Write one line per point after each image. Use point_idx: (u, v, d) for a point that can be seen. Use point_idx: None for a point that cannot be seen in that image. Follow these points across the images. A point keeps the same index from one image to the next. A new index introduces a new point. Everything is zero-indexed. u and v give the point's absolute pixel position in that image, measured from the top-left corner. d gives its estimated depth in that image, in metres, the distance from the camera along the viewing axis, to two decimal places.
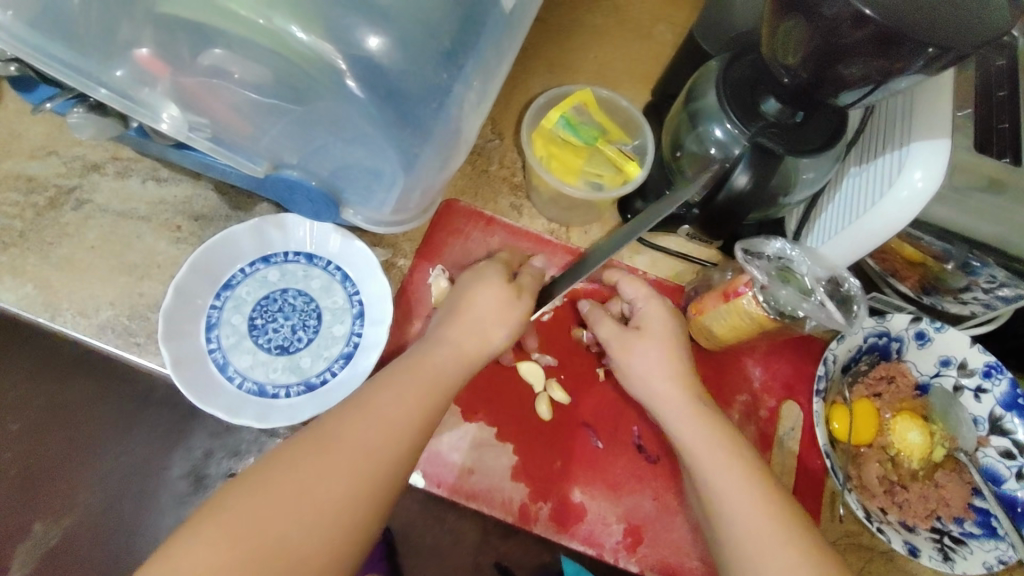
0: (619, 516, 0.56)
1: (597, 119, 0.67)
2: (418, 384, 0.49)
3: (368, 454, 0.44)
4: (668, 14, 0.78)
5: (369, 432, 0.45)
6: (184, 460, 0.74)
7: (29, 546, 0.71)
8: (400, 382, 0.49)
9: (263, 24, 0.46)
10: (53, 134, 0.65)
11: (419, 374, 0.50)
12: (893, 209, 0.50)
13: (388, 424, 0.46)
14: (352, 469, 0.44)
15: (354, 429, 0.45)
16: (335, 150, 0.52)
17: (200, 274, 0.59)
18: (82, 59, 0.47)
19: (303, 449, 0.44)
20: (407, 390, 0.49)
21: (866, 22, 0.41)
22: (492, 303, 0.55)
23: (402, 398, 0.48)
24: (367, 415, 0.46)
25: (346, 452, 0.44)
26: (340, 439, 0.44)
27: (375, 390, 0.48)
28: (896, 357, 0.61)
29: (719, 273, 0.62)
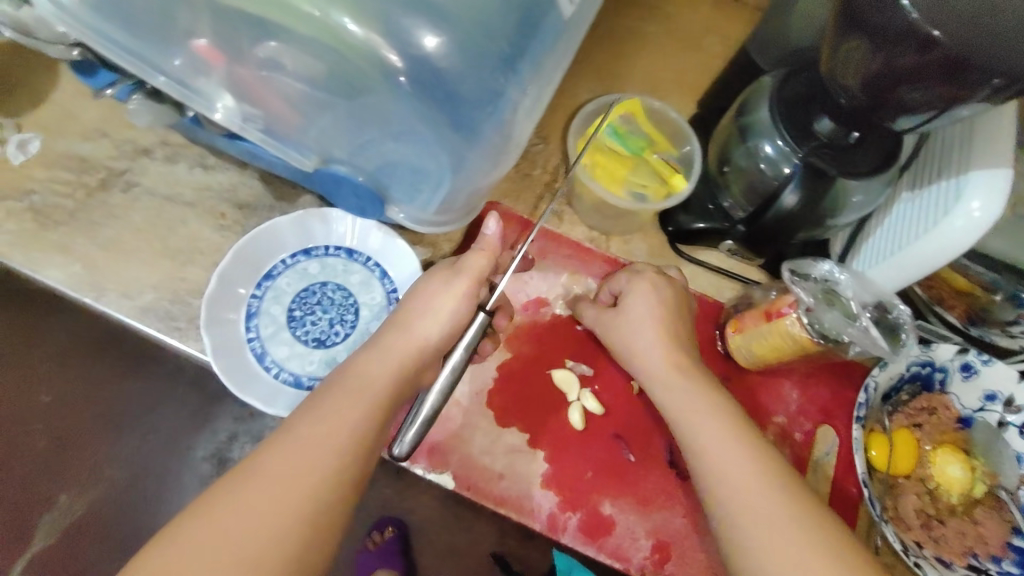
0: (647, 531, 0.56)
1: (645, 129, 0.66)
2: (346, 401, 0.47)
3: (294, 480, 0.42)
4: (720, 26, 0.77)
5: (294, 457, 0.43)
6: (207, 443, 0.85)
7: (53, 516, 0.78)
8: (332, 396, 0.47)
9: (316, 16, 0.45)
10: (106, 116, 0.66)
11: (350, 384, 0.48)
12: (947, 236, 0.49)
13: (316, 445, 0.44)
14: (275, 502, 0.41)
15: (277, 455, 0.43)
16: (383, 147, 0.53)
17: (243, 264, 0.59)
18: (144, 46, 0.49)
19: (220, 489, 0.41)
20: (339, 403, 0.47)
21: (933, 45, 0.40)
22: (428, 294, 0.54)
23: (332, 415, 0.46)
24: (298, 435, 0.44)
25: (273, 481, 0.42)
26: (260, 471, 0.42)
27: (307, 408, 0.47)
28: (939, 388, 0.60)
29: (761, 290, 0.61)
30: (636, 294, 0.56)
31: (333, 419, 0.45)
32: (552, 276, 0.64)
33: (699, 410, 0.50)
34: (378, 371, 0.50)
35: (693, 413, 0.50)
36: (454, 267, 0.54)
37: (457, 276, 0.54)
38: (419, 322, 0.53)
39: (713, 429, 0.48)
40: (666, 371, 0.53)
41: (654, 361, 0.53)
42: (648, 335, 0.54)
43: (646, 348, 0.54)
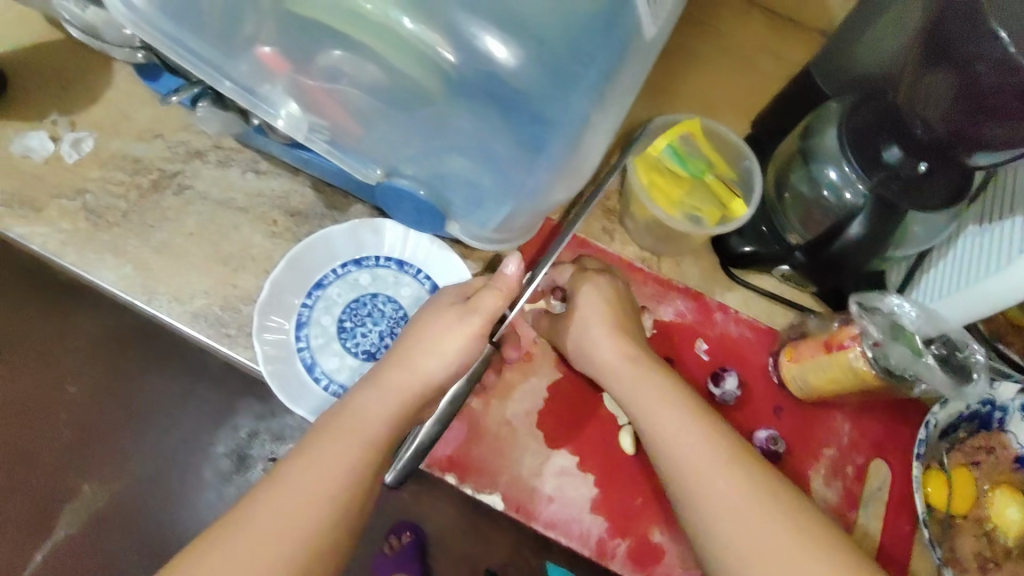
0: (696, 562, 0.55)
1: (703, 151, 0.65)
2: (339, 444, 0.47)
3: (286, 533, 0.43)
4: (777, 46, 0.76)
5: (286, 508, 0.43)
6: (228, 440, 0.92)
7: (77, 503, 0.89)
8: (323, 437, 0.47)
9: (369, 9, 0.45)
10: (160, 117, 0.65)
11: (344, 427, 0.47)
12: (1022, 274, 0.47)
13: (307, 494, 0.44)
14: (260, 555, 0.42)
15: (265, 506, 0.43)
16: (449, 161, 0.52)
17: (295, 273, 0.59)
18: (210, 51, 0.48)
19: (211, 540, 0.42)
20: (327, 448, 0.46)
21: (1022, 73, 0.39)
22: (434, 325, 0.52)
23: (324, 461, 0.46)
24: (288, 484, 0.44)
25: (266, 534, 0.42)
26: (249, 524, 0.43)
27: (298, 451, 0.46)
28: (997, 427, 0.58)
29: (816, 319, 0.60)
30: (599, 321, 0.55)
31: (323, 466, 0.45)
32: None
33: (697, 457, 0.47)
34: (374, 410, 0.49)
35: (688, 461, 0.47)
36: (468, 306, 0.52)
37: (470, 315, 0.52)
38: (422, 354, 0.51)
39: (710, 482, 0.46)
40: (675, 412, 0.50)
41: (660, 400, 0.50)
42: (643, 375, 0.52)
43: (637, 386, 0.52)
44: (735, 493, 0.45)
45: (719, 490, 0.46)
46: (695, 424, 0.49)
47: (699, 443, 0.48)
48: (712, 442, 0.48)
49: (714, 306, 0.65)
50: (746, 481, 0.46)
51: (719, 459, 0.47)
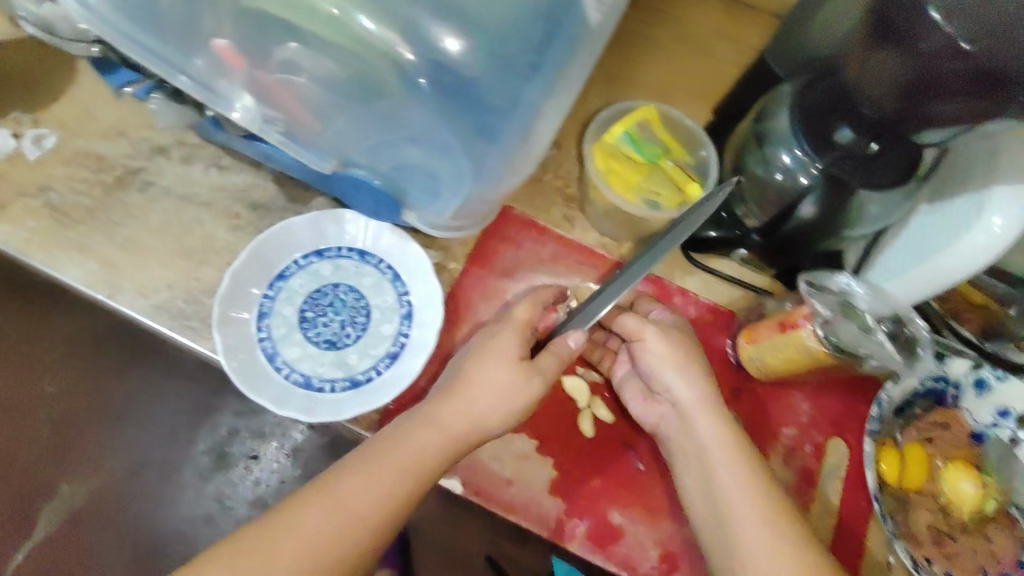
0: (655, 541, 0.56)
1: (660, 137, 0.66)
2: (384, 467, 0.49)
3: (323, 540, 0.46)
4: (735, 34, 0.76)
5: (330, 518, 0.47)
6: (208, 438, 0.82)
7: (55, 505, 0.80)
8: (373, 460, 0.49)
9: (335, 14, 0.48)
10: (123, 115, 0.66)
11: (392, 454, 0.50)
12: (966, 253, 0.50)
13: (349, 510, 0.47)
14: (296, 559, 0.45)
15: (311, 513, 0.47)
16: (404, 151, 0.52)
17: (256, 264, 0.60)
18: (166, 47, 0.48)
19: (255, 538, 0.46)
20: (375, 471, 0.49)
21: (963, 57, 0.39)
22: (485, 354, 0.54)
23: (370, 482, 0.48)
24: (327, 497, 0.47)
25: (304, 538, 0.46)
26: (291, 528, 0.46)
27: (344, 468, 0.49)
28: (952, 402, 0.60)
29: (774, 302, 0.62)
30: (670, 370, 0.54)
31: (371, 485, 0.48)
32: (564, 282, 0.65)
33: (731, 505, 0.49)
34: (422, 442, 0.51)
35: (723, 509, 0.49)
36: (498, 351, 0.54)
37: (536, 376, 0.53)
38: (468, 403, 0.52)
39: (743, 529, 0.48)
40: (714, 460, 0.51)
41: (703, 451, 0.52)
42: (696, 423, 0.53)
43: (687, 432, 0.53)
44: (765, 543, 0.47)
45: (743, 537, 0.48)
46: (729, 469, 0.50)
47: (735, 492, 0.49)
48: (750, 492, 0.49)
49: (673, 290, 0.66)
50: (776, 527, 0.48)
51: (751, 507, 0.49)
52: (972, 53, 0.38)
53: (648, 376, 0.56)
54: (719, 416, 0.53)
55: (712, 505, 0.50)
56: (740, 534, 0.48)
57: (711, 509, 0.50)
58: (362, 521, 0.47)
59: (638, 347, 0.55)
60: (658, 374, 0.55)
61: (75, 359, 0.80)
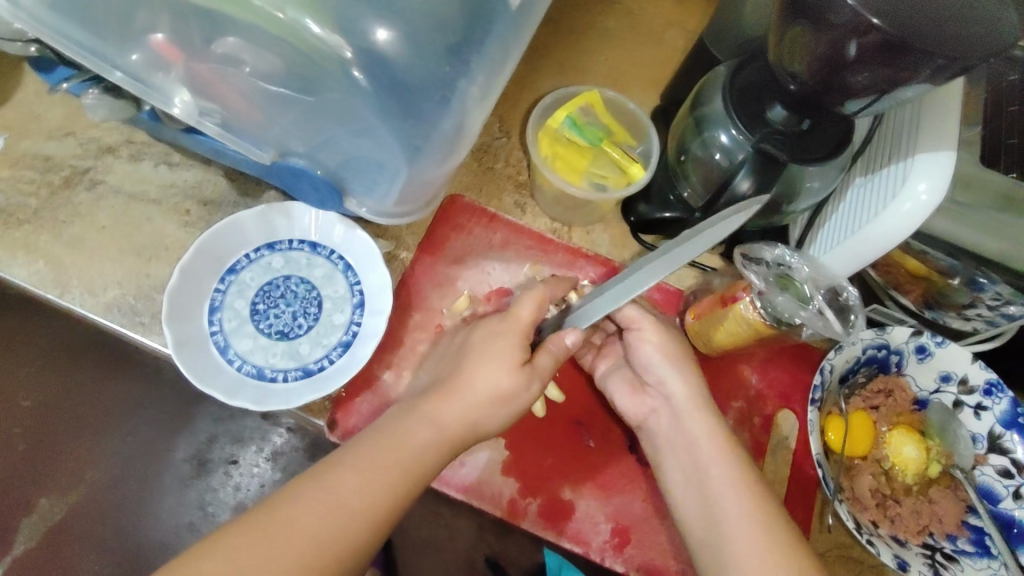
0: (607, 516, 0.57)
1: (603, 120, 0.67)
2: (385, 460, 0.47)
3: (330, 523, 0.44)
4: (680, 20, 0.78)
5: (337, 501, 0.45)
6: (188, 444, 0.83)
7: (33, 521, 0.78)
8: (371, 451, 0.48)
9: (282, 18, 0.46)
10: (71, 116, 0.66)
11: (392, 445, 0.48)
12: (893, 219, 0.50)
13: (355, 496, 0.45)
14: (302, 543, 0.43)
15: (318, 497, 0.45)
16: (342, 142, 0.53)
17: (206, 259, 0.60)
18: (100, 43, 0.48)
19: (261, 520, 0.43)
20: (377, 461, 0.47)
21: (869, 32, 0.40)
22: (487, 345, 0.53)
23: (373, 470, 0.47)
24: (332, 484, 0.46)
25: (313, 522, 0.44)
26: (297, 513, 0.44)
27: (346, 456, 0.47)
28: (895, 370, 0.61)
29: (718, 277, 0.63)
30: (663, 365, 0.55)
31: (373, 472, 0.46)
32: (515, 267, 0.66)
33: (723, 507, 0.48)
34: (418, 429, 0.49)
35: (716, 511, 0.49)
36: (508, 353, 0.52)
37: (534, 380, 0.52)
38: (466, 395, 0.51)
39: (738, 531, 0.47)
40: (706, 460, 0.51)
41: (695, 451, 0.51)
42: (687, 423, 0.52)
43: (678, 430, 0.53)
44: (758, 544, 0.46)
45: (735, 538, 0.47)
46: (720, 467, 0.50)
47: (728, 492, 0.49)
48: (742, 493, 0.48)
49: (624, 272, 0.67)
50: (777, 529, 0.47)
51: (742, 509, 0.48)
52: (876, 29, 0.40)
53: (642, 367, 0.56)
54: (710, 415, 0.53)
55: (702, 505, 0.50)
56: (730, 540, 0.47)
57: (702, 510, 0.49)
58: (369, 505, 0.45)
59: (636, 336, 0.56)
60: (649, 366, 0.55)
61: (49, 371, 0.79)
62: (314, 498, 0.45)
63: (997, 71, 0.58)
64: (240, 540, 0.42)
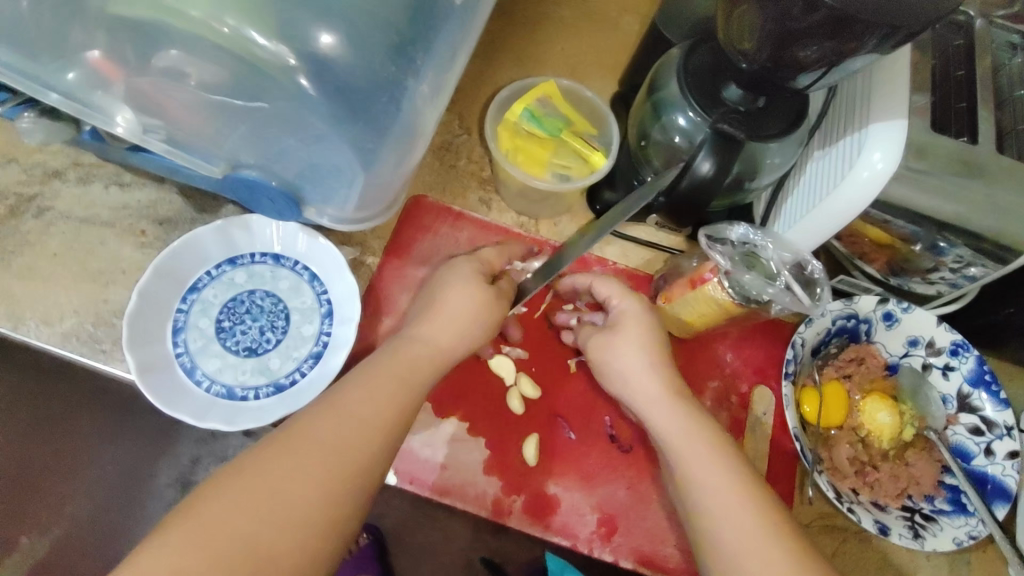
0: (593, 506, 0.57)
1: (562, 110, 0.66)
2: (384, 384, 0.49)
3: (334, 457, 0.43)
4: (634, 5, 0.78)
5: (344, 431, 0.44)
6: (170, 469, 0.80)
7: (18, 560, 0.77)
8: (362, 381, 0.49)
9: (225, 31, 0.44)
10: (11, 142, 0.64)
11: (380, 373, 0.50)
12: (854, 189, 0.50)
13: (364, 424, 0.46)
14: (315, 475, 0.42)
15: (325, 429, 0.44)
16: (294, 150, 0.52)
17: (165, 277, 0.59)
18: (31, 65, 0.47)
19: (288, 439, 0.43)
20: (377, 388, 0.48)
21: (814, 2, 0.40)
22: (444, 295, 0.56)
23: (374, 394, 0.48)
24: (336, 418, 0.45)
25: (320, 450, 0.43)
26: (324, 429, 0.44)
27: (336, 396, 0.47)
28: (865, 338, 0.62)
29: (686, 258, 0.62)
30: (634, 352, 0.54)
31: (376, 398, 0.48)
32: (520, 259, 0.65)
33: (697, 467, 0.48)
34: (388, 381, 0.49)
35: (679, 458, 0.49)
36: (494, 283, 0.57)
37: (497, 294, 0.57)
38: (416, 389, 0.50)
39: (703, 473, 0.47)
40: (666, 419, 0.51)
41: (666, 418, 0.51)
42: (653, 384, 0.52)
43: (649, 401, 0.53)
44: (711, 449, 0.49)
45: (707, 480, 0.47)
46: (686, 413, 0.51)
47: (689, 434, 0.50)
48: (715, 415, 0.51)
49: (593, 261, 0.67)
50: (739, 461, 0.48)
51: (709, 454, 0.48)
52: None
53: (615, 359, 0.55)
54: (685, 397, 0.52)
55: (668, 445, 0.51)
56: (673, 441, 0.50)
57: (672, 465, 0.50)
58: (374, 436, 0.46)
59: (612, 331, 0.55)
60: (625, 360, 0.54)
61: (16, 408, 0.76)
62: (331, 420, 0.45)
63: (944, 35, 0.60)
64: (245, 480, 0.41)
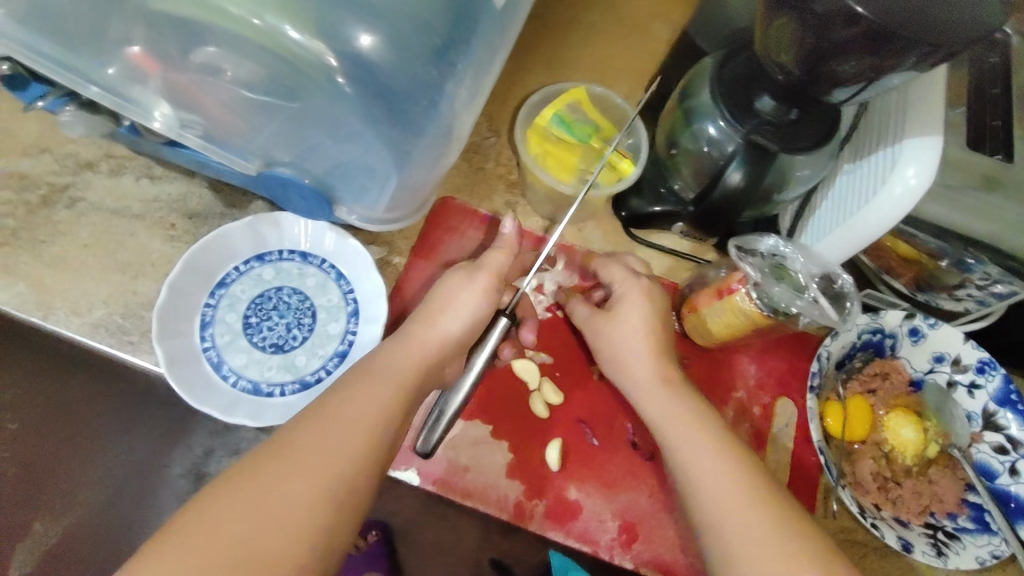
0: (614, 513, 0.57)
1: (592, 117, 0.67)
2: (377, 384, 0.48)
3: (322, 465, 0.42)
4: (664, 12, 0.78)
5: (331, 434, 0.44)
6: (184, 458, 0.80)
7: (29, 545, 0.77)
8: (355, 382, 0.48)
9: (258, 24, 0.44)
10: (44, 131, 0.64)
11: (377, 371, 0.49)
12: (887, 205, 0.50)
13: (352, 427, 0.45)
14: (303, 484, 0.42)
15: (313, 435, 0.44)
16: (327, 148, 0.52)
17: (194, 272, 0.59)
18: (73, 57, 0.47)
19: (277, 449, 0.43)
20: (369, 391, 0.48)
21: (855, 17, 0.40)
22: (450, 292, 0.55)
23: (366, 395, 0.47)
24: (322, 424, 0.45)
25: (309, 458, 0.43)
26: (315, 435, 0.44)
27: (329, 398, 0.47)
28: (890, 353, 0.62)
29: (713, 269, 0.62)
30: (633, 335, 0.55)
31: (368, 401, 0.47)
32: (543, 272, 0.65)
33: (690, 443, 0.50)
34: (393, 379, 0.49)
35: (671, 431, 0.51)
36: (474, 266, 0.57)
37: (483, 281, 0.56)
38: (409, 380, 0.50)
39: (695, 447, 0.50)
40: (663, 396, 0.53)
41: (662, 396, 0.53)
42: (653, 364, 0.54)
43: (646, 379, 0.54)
44: (708, 445, 0.49)
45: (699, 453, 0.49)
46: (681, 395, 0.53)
47: (686, 414, 0.52)
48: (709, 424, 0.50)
49: None
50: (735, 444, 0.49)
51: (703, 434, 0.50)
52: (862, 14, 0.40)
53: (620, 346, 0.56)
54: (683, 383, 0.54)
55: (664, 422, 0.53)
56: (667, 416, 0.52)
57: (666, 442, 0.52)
58: (366, 441, 0.45)
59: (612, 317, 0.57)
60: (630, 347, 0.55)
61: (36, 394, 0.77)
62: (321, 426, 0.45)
63: (980, 52, 0.59)
64: (234, 491, 0.40)
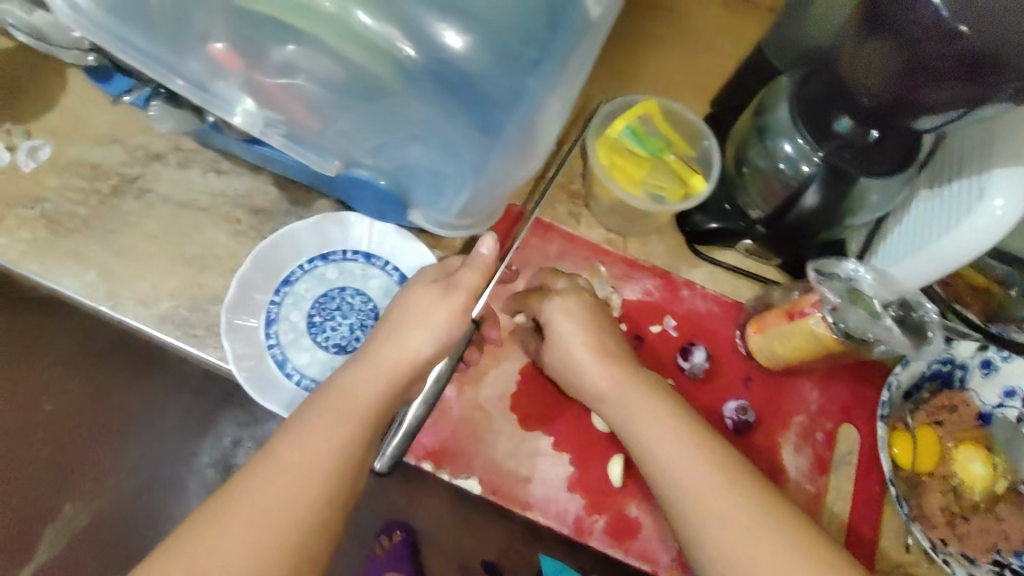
0: (674, 533, 0.56)
1: (662, 129, 0.67)
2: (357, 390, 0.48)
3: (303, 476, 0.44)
4: (730, 26, 0.77)
5: (306, 443, 0.45)
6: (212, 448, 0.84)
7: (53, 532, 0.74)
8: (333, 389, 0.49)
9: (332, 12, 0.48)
10: (116, 121, 0.65)
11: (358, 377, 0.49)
12: (972, 234, 0.49)
13: (326, 436, 0.45)
14: (301, 493, 0.43)
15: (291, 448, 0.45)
16: (403, 149, 0.51)
17: (261, 269, 0.59)
18: (155, 47, 0.46)
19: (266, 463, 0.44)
20: (345, 398, 0.48)
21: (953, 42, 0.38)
22: (410, 308, 0.52)
23: (341, 402, 0.48)
24: (303, 432, 0.46)
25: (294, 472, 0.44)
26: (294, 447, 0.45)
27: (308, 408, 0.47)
28: (959, 385, 0.61)
29: (781, 291, 0.62)
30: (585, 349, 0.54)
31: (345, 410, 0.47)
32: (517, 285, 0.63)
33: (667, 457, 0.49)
34: (365, 397, 0.48)
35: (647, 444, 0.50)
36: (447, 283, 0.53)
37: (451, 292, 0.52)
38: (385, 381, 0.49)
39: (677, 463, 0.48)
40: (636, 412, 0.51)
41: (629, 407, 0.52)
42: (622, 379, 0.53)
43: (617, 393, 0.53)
44: (690, 455, 0.48)
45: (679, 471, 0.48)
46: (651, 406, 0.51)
47: (657, 428, 0.50)
48: (687, 443, 0.49)
49: (681, 283, 0.66)
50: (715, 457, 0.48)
51: (684, 448, 0.49)
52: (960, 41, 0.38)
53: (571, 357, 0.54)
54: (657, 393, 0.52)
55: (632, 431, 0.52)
56: (643, 431, 0.51)
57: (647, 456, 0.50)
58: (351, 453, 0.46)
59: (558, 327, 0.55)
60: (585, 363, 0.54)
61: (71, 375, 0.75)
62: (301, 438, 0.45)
63: None
64: (231, 514, 0.42)
